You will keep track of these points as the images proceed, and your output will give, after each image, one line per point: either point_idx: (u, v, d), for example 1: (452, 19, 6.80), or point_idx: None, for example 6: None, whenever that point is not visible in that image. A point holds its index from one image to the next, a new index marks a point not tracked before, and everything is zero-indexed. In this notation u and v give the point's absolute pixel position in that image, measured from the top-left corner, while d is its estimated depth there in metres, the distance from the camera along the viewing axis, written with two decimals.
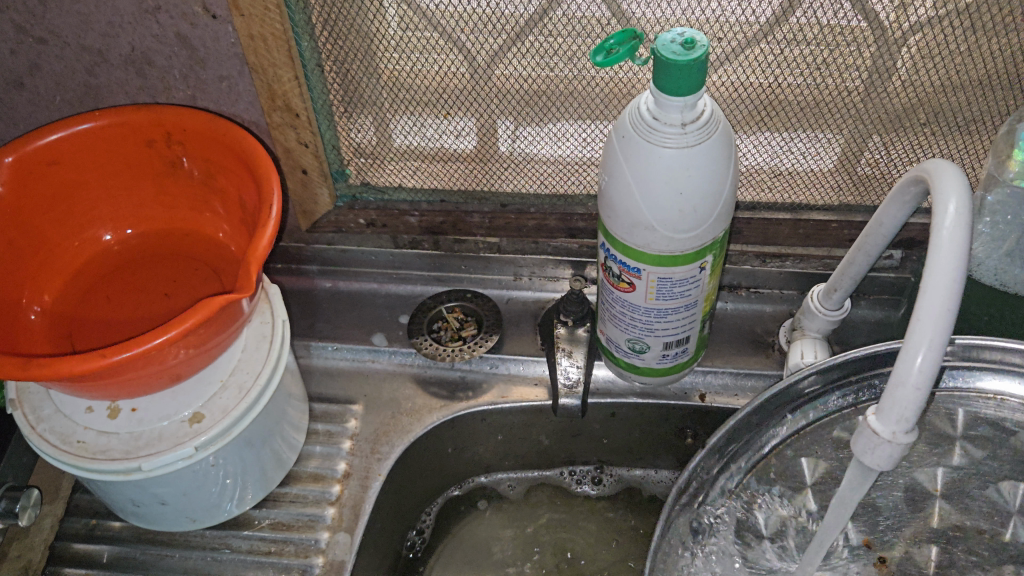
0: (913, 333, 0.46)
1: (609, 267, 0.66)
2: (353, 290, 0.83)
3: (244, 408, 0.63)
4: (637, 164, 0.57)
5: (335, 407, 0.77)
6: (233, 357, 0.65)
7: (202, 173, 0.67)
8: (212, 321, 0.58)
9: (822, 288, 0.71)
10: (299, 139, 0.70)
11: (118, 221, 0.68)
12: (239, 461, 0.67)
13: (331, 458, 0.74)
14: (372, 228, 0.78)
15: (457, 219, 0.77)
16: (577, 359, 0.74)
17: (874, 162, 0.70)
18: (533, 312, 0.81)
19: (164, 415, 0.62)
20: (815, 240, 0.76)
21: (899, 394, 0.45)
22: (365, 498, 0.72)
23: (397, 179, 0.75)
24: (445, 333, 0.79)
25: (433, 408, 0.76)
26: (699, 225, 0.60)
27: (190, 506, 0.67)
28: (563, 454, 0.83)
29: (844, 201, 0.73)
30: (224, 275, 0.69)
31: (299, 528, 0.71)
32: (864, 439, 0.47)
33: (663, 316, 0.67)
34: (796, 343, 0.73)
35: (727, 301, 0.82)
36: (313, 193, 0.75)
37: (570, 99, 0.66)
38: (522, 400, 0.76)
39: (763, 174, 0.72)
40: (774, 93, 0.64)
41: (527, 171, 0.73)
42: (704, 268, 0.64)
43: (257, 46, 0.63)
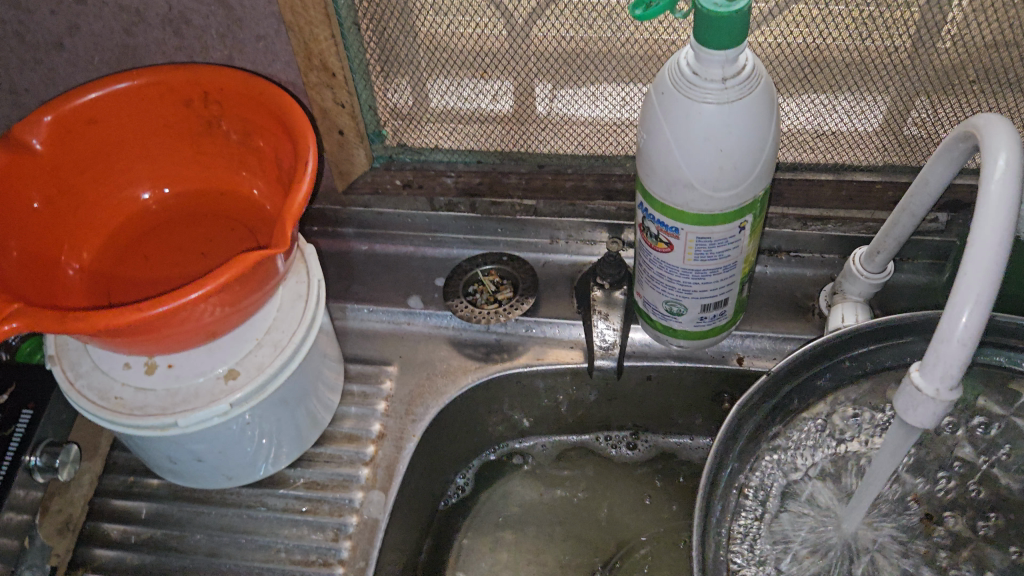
0: (957, 288, 0.45)
1: (647, 228, 0.65)
2: (390, 253, 0.83)
3: (279, 365, 0.63)
4: (677, 121, 0.56)
5: (370, 368, 0.77)
6: (269, 315, 0.66)
7: (238, 134, 0.67)
8: (246, 277, 0.58)
9: (864, 251, 0.69)
10: (336, 99, 0.70)
11: (155, 180, 0.69)
12: (274, 420, 0.67)
13: (366, 419, 0.74)
14: (409, 189, 0.78)
15: (494, 180, 0.76)
16: (614, 322, 0.74)
17: (921, 123, 0.68)
18: (570, 276, 0.80)
19: (200, 372, 0.62)
20: (859, 202, 0.73)
21: (944, 350, 0.45)
22: (399, 458, 0.72)
23: (434, 141, 0.75)
24: (481, 296, 0.78)
25: (468, 369, 0.76)
26: (739, 183, 0.58)
27: (226, 463, 0.68)
28: (599, 418, 0.82)
29: (889, 161, 0.71)
30: (259, 234, 0.69)
31: (333, 487, 0.71)
32: (907, 397, 0.47)
33: (702, 278, 0.66)
34: (836, 307, 0.72)
35: (766, 265, 0.80)
36: (349, 154, 0.75)
37: (609, 60, 0.65)
38: (559, 362, 0.75)
39: (806, 135, 0.70)
40: (817, 52, 0.63)
41: (565, 132, 0.72)
42: (744, 228, 0.62)
43: (294, 3, 0.62)
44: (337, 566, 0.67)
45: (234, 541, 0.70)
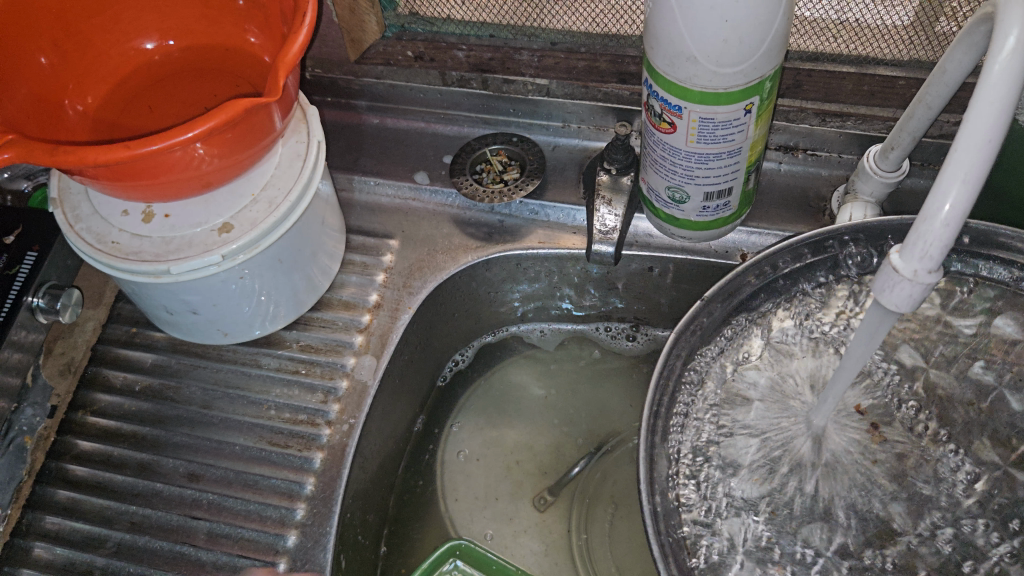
0: (948, 166, 0.43)
1: (652, 106, 0.63)
2: (400, 129, 0.82)
3: (272, 222, 0.63)
4: None
5: (372, 241, 0.77)
6: (266, 173, 0.65)
7: None
8: (239, 127, 0.58)
9: (879, 148, 0.67)
10: None
11: (162, 31, 0.68)
12: (270, 278, 0.68)
13: (364, 288, 0.75)
14: (420, 62, 0.76)
15: (505, 56, 0.74)
16: (616, 208, 0.72)
17: (954, 17, 0.64)
18: (579, 161, 0.78)
19: (195, 223, 0.63)
20: (881, 99, 0.70)
21: (926, 230, 0.43)
22: (393, 328, 0.73)
23: (446, 12, 0.74)
24: (487, 175, 0.77)
25: (469, 248, 0.76)
26: (744, 60, 0.56)
27: (221, 318, 0.69)
28: (599, 309, 0.81)
29: (914, 57, 0.68)
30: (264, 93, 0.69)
31: (326, 351, 0.72)
32: (883, 277, 0.45)
33: (705, 162, 0.64)
34: (846, 206, 0.70)
35: (781, 162, 0.77)
36: (362, 20, 0.74)
37: None
38: (560, 247, 0.75)
39: (828, 24, 0.67)
40: None
41: (579, 8, 0.70)
42: (751, 110, 0.60)
43: None
44: (324, 426, 0.69)
45: (226, 396, 0.71)
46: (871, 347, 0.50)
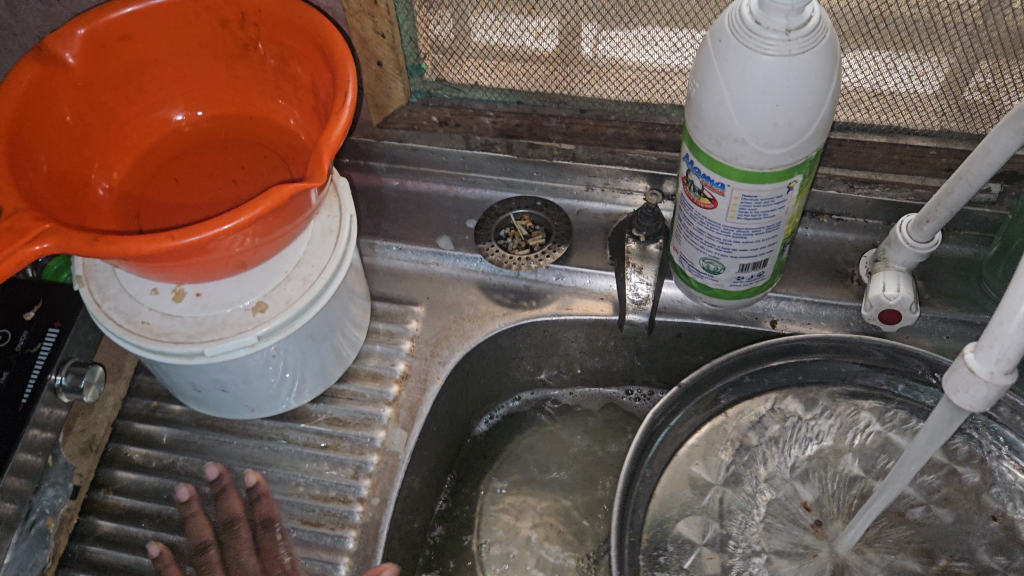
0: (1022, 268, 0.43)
1: (691, 181, 0.63)
2: (421, 191, 0.81)
3: (307, 301, 0.62)
4: (733, 71, 0.54)
5: (397, 308, 0.76)
6: (299, 249, 0.65)
7: (276, 61, 0.65)
8: (279, 211, 0.57)
9: (913, 218, 0.67)
10: (376, 29, 0.68)
11: (189, 102, 0.67)
12: (299, 354, 0.66)
13: (390, 358, 0.74)
14: (444, 127, 0.76)
15: (533, 123, 0.74)
16: (648, 276, 0.71)
17: (984, 87, 0.65)
18: (604, 226, 0.78)
19: (228, 302, 0.62)
20: (909, 167, 0.71)
21: (1002, 333, 0.43)
22: (422, 400, 0.72)
23: (474, 78, 0.73)
24: (512, 241, 0.77)
25: (496, 315, 0.75)
26: (791, 141, 0.56)
27: (251, 395, 0.67)
28: (624, 373, 0.81)
29: (946, 127, 0.68)
30: (293, 164, 0.67)
31: (355, 425, 0.71)
32: (959, 376, 0.45)
33: (743, 237, 0.64)
34: (877, 274, 0.70)
35: (807, 227, 0.78)
36: (387, 86, 0.73)
37: (661, 2, 0.63)
38: (587, 313, 0.74)
39: (863, 95, 0.68)
40: (884, 4, 0.60)
41: (610, 76, 0.70)
42: (793, 188, 0.60)
43: None
44: (356, 504, 0.67)
45: (254, 472, 0.70)
46: (930, 448, 0.53)
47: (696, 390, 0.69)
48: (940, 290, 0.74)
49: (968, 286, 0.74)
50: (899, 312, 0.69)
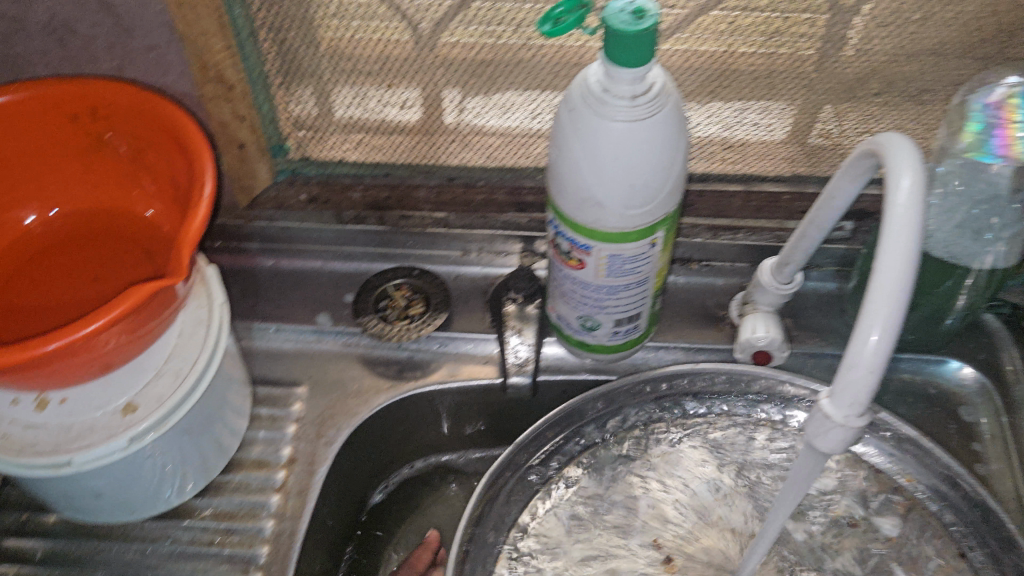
0: (865, 313, 0.45)
1: (559, 244, 0.64)
2: (297, 269, 0.80)
3: (180, 396, 0.61)
4: (585, 139, 0.55)
5: (278, 390, 0.75)
6: (168, 343, 0.63)
7: (131, 152, 0.63)
8: (143, 309, 0.56)
9: (773, 261, 0.69)
10: (234, 113, 0.67)
11: (42, 201, 0.65)
12: (178, 450, 0.64)
13: (274, 443, 0.72)
14: (314, 204, 0.76)
15: (402, 194, 0.75)
16: (527, 337, 0.74)
17: (827, 133, 0.68)
18: (482, 289, 0.79)
19: (96, 406, 0.60)
20: (767, 212, 0.74)
21: (852, 377, 0.45)
22: (311, 483, 0.70)
23: (340, 153, 0.73)
24: (391, 312, 0.77)
25: (380, 389, 0.74)
26: (648, 202, 0.58)
27: (127, 499, 0.64)
28: (514, 434, 0.80)
29: (796, 172, 0.71)
30: (157, 257, 0.66)
31: (242, 516, 0.69)
32: (817, 422, 0.47)
33: (614, 293, 0.65)
34: (748, 317, 0.72)
35: (678, 275, 0.80)
36: (251, 169, 0.72)
37: (516, 69, 0.65)
38: (470, 379, 0.74)
39: (716, 146, 0.70)
40: (727, 61, 0.63)
41: (474, 143, 0.71)
42: (655, 244, 0.62)
43: (187, 16, 0.59)
44: None
45: None
46: (799, 494, 0.53)
47: (580, 429, 0.70)
48: (807, 325, 0.77)
49: (833, 320, 0.77)
50: (770, 353, 0.72)
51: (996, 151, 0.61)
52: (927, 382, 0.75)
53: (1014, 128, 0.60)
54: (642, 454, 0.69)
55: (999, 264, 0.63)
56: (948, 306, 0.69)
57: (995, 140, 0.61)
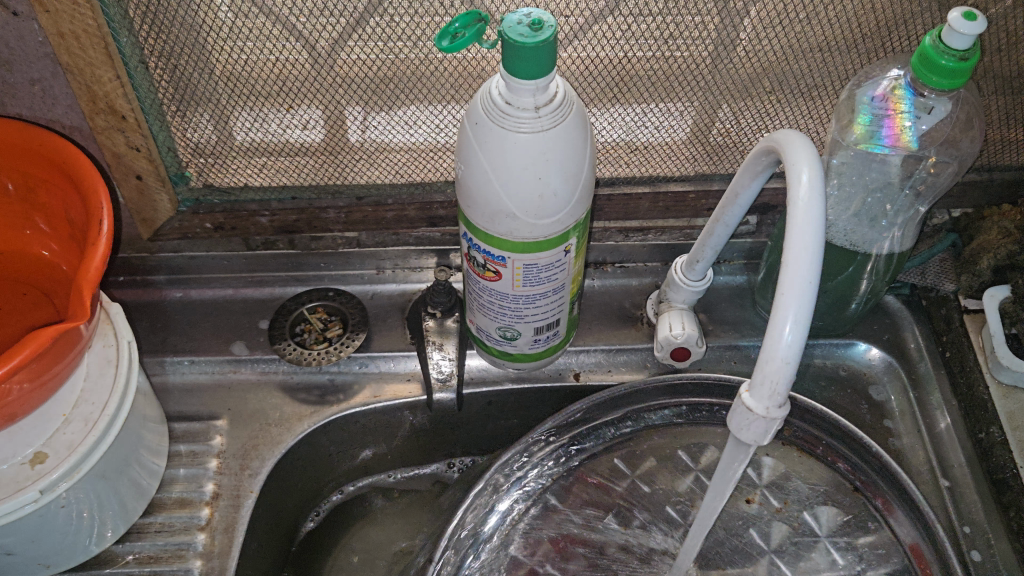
0: (777, 306, 0.46)
1: (474, 257, 0.64)
2: (207, 298, 0.78)
3: (92, 442, 0.59)
4: (493, 151, 0.55)
5: (197, 425, 0.73)
6: (76, 388, 0.61)
7: (20, 191, 0.60)
8: (46, 355, 0.54)
9: (683, 260, 0.71)
10: (129, 143, 0.65)
11: None
12: (94, 498, 0.61)
13: (196, 480, 0.70)
14: (220, 232, 0.74)
15: (311, 216, 0.74)
16: (449, 351, 0.73)
17: (726, 131, 0.70)
18: (400, 306, 0.78)
19: (1, 459, 0.57)
20: (675, 211, 0.76)
21: (770, 369, 0.46)
22: (238, 518, 0.68)
23: (243, 179, 0.71)
24: (308, 336, 0.76)
25: (303, 416, 0.73)
26: (559, 209, 0.59)
27: (42, 553, 0.62)
28: (443, 449, 0.80)
29: (699, 171, 0.73)
30: (57, 297, 0.64)
31: (168, 559, 0.66)
32: (739, 416, 0.48)
33: (532, 301, 0.66)
34: (664, 315, 0.73)
35: (593, 278, 0.81)
36: (152, 200, 0.70)
37: (418, 84, 0.65)
38: (395, 397, 0.74)
39: (621, 149, 0.71)
40: (624, 66, 0.64)
41: (381, 160, 0.71)
42: (569, 250, 0.63)
43: (70, 45, 0.58)
44: None
45: None
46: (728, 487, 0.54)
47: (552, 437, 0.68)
48: (721, 319, 0.79)
49: (745, 311, 0.79)
50: (688, 349, 0.73)
51: (885, 143, 0.64)
52: (838, 365, 0.77)
53: (900, 118, 0.63)
54: (581, 484, 0.68)
55: (896, 249, 0.67)
56: (851, 293, 0.71)
57: (883, 131, 0.64)
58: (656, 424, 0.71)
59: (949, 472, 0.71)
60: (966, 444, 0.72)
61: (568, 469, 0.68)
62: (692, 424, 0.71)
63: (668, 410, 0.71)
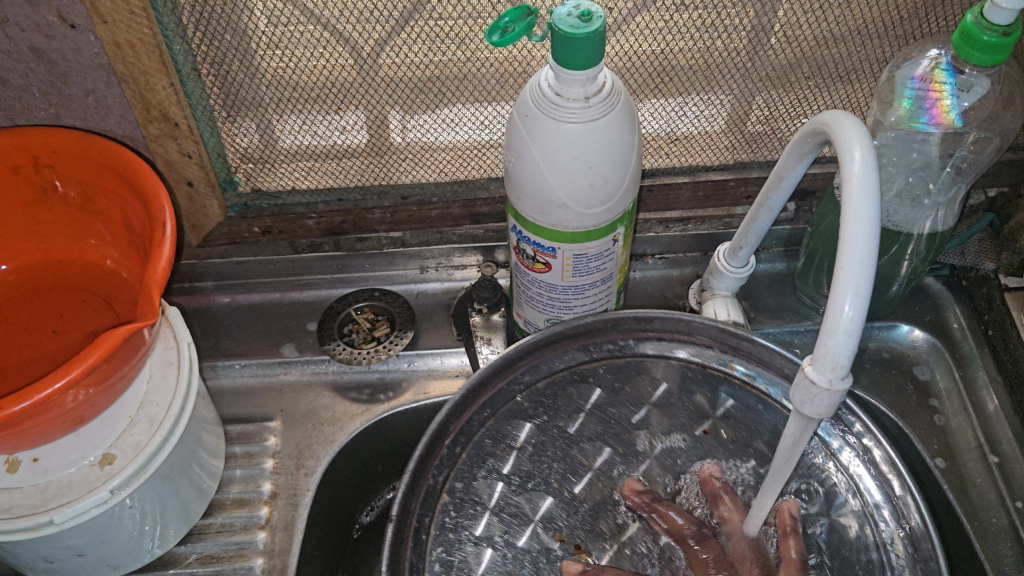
0: (838, 281, 0.47)
1: (523, 250, 0.65)
2: (255, 303, 0.80)
3: (157, 442, 0.60)
4: (544, 142, 0.56)
5: (251, 427, 0.74)
6: (139, 390, 0.62)
7: (80, 199, 0.62)
8: (114, 357, 0.55)
9: (727, 247, 0.71)
10: (181, 150, 0.66)
11: None
12: (158, 498, 0.62)
13: (253, 480, 0.71)
14: (268, 236, 0.76)
15: (357, 217, 0.75)
16: (497, 346, 0.74)
17: (764, 119, 0.71)
18: (445, 304, 0.80)
19: (71, 462, 0.58)
20: (714, 200, 0.77)
21: (832, 342, 0.46)
22: (296, 516, 0.69)
23: (290, 182, 0.72)
24: (357, 336, 0.77)
25: (355, 414, 0.74)
26: (609, 198, 0.59)
27: (109, 554, 0.63)
28: None
29: (739, 159, 0.74)
30: (117, 303, 0.65)
31: (229, 558, 0.67)
32: (803, 390, 0.48)
33: (581, 292, 0.66)
34: (708, 303, 0.74)
35: (635, 270, 0.82)
36: (202, 206, 0.71)
37: (463, 83, 0.65)
38: (444, 394, 0.74)
39: (661, 141, 0.72)
40: (664, 59, 0.65)
41: (425, 160, 0.72)
42: (618, 239, 0.64)
43: (125, 54, 0.59)
44: None
45: None
46: (786, 472, 0.55)
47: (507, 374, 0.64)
48: (764, 306, 0.80)
49: (786, 298, 0.80)
50: None
51: (928, 120, 0.65)
52: (881, 347, 0.79)
53: (942, 97, 0.64)
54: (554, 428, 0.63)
55: (939, 227, 0.68)
56: (893, 275, 0.73)
57: (926, 112, 0.65)
58: (633, 356, 0.66)
59: (997, 449, 0.72)
60: (1013, 421, 0.73)
61: (535, 391, 0.64)
62: (670, 360, 0.66)
63: (647, 343, 0.66)
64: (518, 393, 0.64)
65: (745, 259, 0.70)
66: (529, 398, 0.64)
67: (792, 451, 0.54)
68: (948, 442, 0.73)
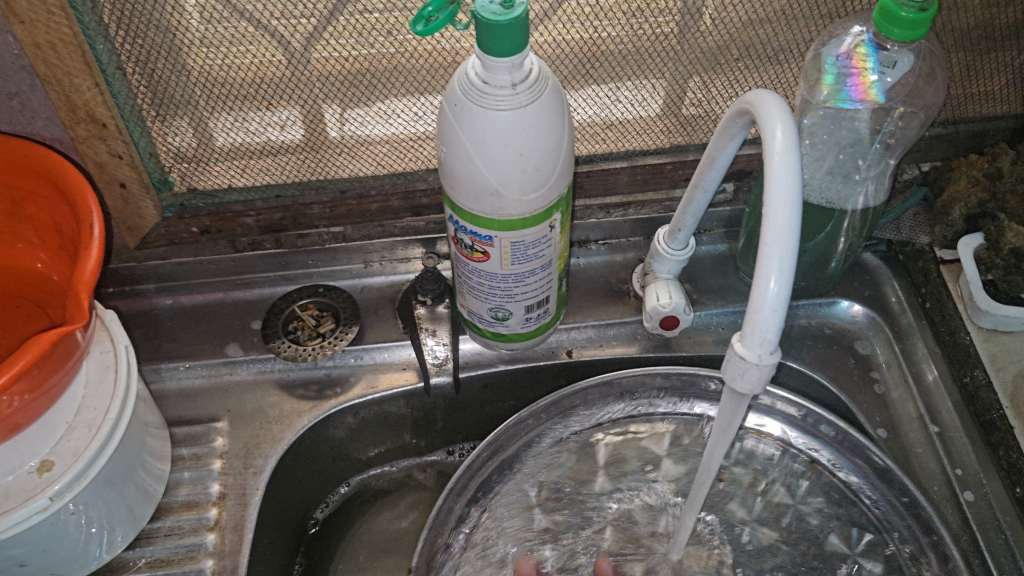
0: (763, 257, 0.47)
1: (461, 239, 0.65)
2: (197, 303, 0.79)
3: (97, 446, 0.59)
4: (473, 132, 0.56)
5: (197, 428, 0.73)
6: (77, 395, 0.61)
7: (6, 204, 0.61)
8: (47, 363, 0.54)
9: (665, 230, 0.72)
10: (111, 151, 0.65)
11: None
12: (102, 504, 0.62)
13: (201, 482, 0.70)
14: (206, 235, 0.75)
15: (296, 214, 0.75)
16: (443, 337, 0.74)
17: (697, 102, 0.71)
18: (390, 297, 0.80)
19: (8, 470, 0.58)
20: (653, 183, 0.78)
21: (760, 318, 0.47)
22: (246, 516, 0.69)
23: (226, 180, 0.72)
24: (302, 333, 0.77)
25: (302, 411, 0.74)
26: (542, 184, 0.59)
27: (54, 563, 0.62)
28: (442, 436, 0.81)
29: (675, 143, 0.75)
30: (51, 308, 0.64)
31: (179, 561, 0.67)
32: (733, 366, 0.49)
33: (521, 280, 0.67)
34: (650, 286, 0.75)
35: (578, 257, 0.83)
36: (137, 207, 0.70)
37: (394, 75, 0.65)
38: (391, 387, 0.75)
39: (597, 127, 0.73)
40: (594, 45, 0.65)
41: (361, 153, 0.71)
42: (554, 226, 0.64)
43: (47, 55, 0.58)
44: None
45: None
46: (730, 432, 0.56)
47: (524, 445, 0.69)
48: (706, 287, 0.81)
49: (728, 278, 0.81)
50: (677, 317, 0.74)
51: (852, 98, 0.67)
52: (824, 323, 0.79)
53: (866, 74, 0.65)
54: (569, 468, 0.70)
55: (871, 203, 0.68)
56: (830, 251, 0.73)
57: (849, 87, 0.66)
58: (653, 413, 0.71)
59: (937, 418, 0.73)
60: (953, 390, 0.74)
61: (561, 451, 0.70)
62: (687, 415, 0.70)
63: (663, 399, 0.71)
64: (547, 450, 0.70)
65: (683, 241, 0.70)
66: (557, 459, 0.70)
67: (729, 418, 0.55)
68: (891, 415, 0.74)
